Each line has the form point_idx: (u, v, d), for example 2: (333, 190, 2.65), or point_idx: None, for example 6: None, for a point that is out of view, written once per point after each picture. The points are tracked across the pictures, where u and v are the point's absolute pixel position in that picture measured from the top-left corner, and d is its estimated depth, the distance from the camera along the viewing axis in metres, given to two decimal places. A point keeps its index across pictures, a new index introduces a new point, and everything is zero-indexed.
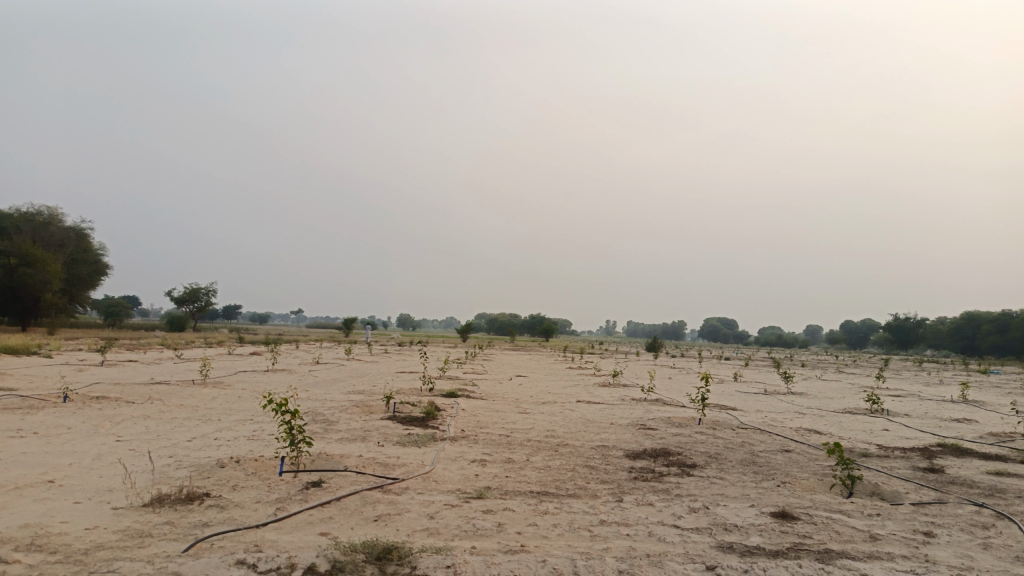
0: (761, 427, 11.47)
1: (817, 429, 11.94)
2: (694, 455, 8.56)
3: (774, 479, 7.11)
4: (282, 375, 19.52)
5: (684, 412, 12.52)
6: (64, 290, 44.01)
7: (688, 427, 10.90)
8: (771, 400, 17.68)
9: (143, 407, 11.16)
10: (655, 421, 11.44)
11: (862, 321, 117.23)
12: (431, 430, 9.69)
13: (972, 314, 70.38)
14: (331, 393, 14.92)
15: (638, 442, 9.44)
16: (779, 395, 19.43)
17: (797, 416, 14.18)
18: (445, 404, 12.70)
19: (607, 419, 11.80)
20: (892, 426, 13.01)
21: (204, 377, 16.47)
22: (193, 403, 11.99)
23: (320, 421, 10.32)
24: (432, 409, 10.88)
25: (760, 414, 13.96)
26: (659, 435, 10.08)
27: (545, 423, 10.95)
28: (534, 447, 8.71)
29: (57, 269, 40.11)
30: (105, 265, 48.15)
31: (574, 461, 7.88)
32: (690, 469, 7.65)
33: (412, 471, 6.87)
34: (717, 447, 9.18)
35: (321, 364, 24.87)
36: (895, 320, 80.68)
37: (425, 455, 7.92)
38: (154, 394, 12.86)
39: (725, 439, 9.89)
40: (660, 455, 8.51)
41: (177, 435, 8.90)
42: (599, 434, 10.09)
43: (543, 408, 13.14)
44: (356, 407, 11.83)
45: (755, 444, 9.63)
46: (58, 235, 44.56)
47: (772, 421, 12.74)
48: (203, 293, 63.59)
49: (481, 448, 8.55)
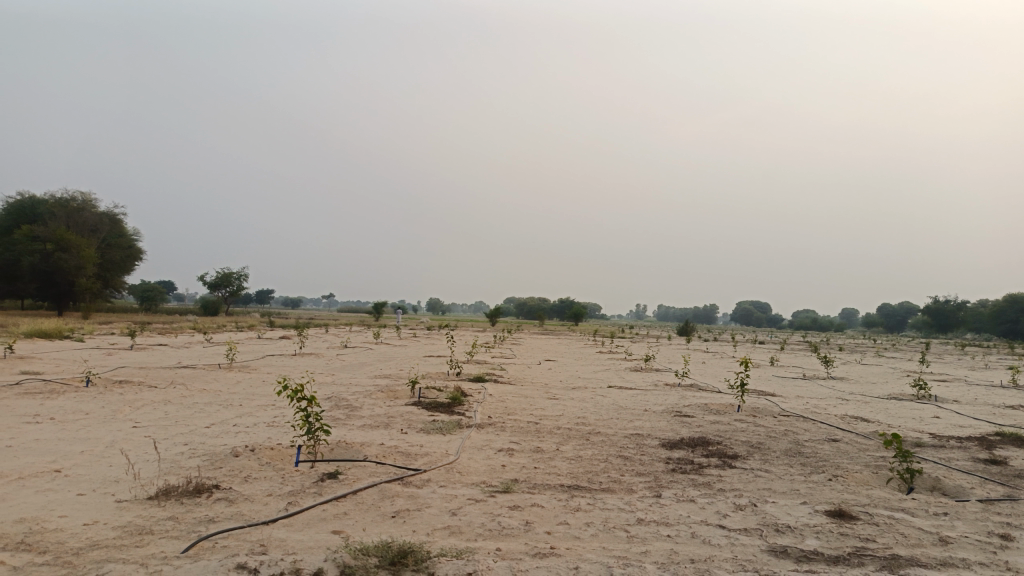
0: (804, 414, 10.89)
1: (865, 417, 11.31)
2: (735, 445, 8.06)
3: (825, 472, 6.59)
4: (309, 359, 19.35)
5: (721, 399, 11.98)
6: (99, 275, 44.59)
7: (726, 414, 10.38)
8: (811, 385, 17.05)
9: (166, 391, 10.97)
10: (691, 408, 10.92)
11: (900, 304, 114.47)
12: (457, 416, 9.31)
13: (1015, 296, 68.13)
14: (357, 377, 14.64)
15: (674, 430, 8.96)
16: (819, 380, 18.75)
17: (840, 402, 13.56)
18: (472, 389, 12.34)
19: (640, 405, 11.32)
20: (944, 413, 12.30)
21: (230, 361, 16.32)
22: (217, 387, 11.77)
23: (343, 407, 10.01)
24: (458, 395, 10.50)
25: (801, 400, 13.35)
26: (696, 423, 9.58)
27: (576, 409, 10.51)
28: (564, 435, 8.28)
29: (91, 254, 40.56)
30: (139, 250, 48.68)
31: (607, 451, 7.43)
32: (732, 461, 7.15)
33: (436, 461, 6.48)
34: (759, 436, 8.67)
35: (349, 348, 24.70)
36: (934, 302, 78.52)
37: (449, 444, 7.53)
38: (179, 378, 12.69)
39: (767, 427, 9.35)
40: (698, 444, 8.02)
41: (195, 422, 8.64)
42: (633, 421, 9.63)
43: (574, 393, 12.68)
44: (380, 392, 11.51)
45: (799, 432, 9.07)
46: (92, 221, 45.12)
47: (814, 408, 12.14)
48: (235, 278, 64.15)
49: (509, 436, 8.13)
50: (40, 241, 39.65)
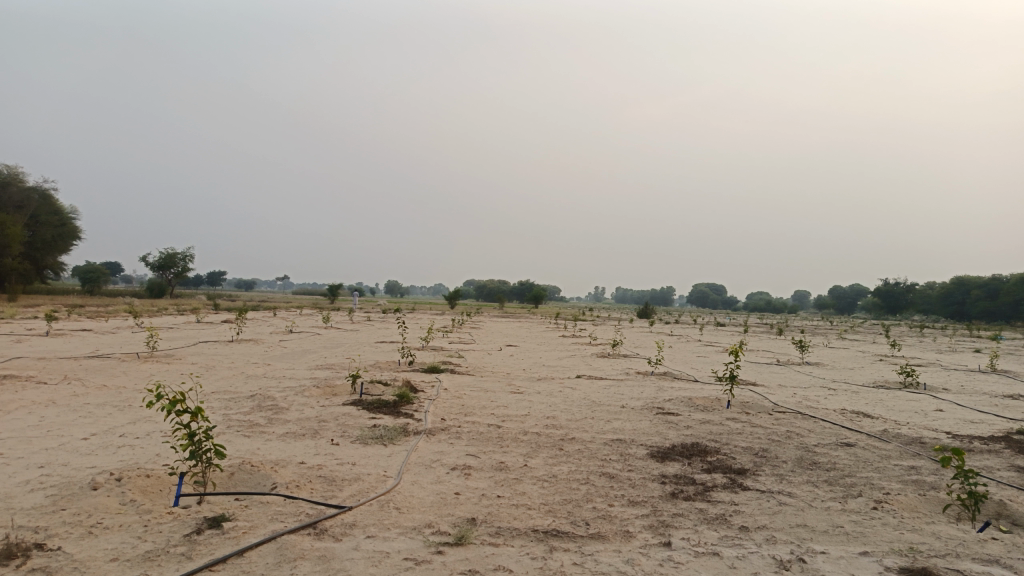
0: (802, 410, 9.59)
1: (866, 411, 10.09)
2: (738, 454, 6.69)
3: (864, 496, 5.23)
4: (245, 346, 17.46)
5: (706, 391, 10.63)
6: (27, 254, 41.44)
7: (715, 411, 9.00)
8: (788, 372, 15.92)
9: (53, 390, 9.10)
10: (674, 404, 9.54)
11: (853, 286, 116.22)
12: (403, 420, 7.75)
13: (963, 278, 69.08)
14: (295, 369, 12.90)
15: (660, 434, 7.54)
16: (795, 366, 17.65)
17: (830, 393, 12.36)
18: (424, 382, 10.79)
19: (615, 401, 9.89)
20: (946, 405, 11.16)
21: (151, 350, 14.39)
22: (121, 384, 9.95)
23: (266, 408, 8.34)
24: (406, 393, 8.94)
25: (788, 391, 12.10)
26: (684, 423, 8.18)
27: (543, 407, 9.02)
28: (532, 444, 6.79)
29: (18, 231, 37.49)
30: (75, 229, 45.61)
31: (587, 467, 5.98)
32: (742, 479, 5.77)
33: (367, 491, 4.94)
34: (761, 441, 7.33)
35: (294, 333, 22.86)
36: (885, 285, 79.43)
37: (388, 461, 5.97)
38: (80, 372, 10.81)
39: (766, 428, 7.99)
40: (693, 454, 6.63)
41: (71, 431, 6.86)
42: (611, 422, 8.18)
43: (539, 386, 11.20)
44: (315, 388, 9.84)
45: (806, 435, 7.74)
46: (17, 196, 41.97)
47: (808, 401, 10.87)
48: (180, 259, 61.17)
49: (464, 447, 6.61)
50: None
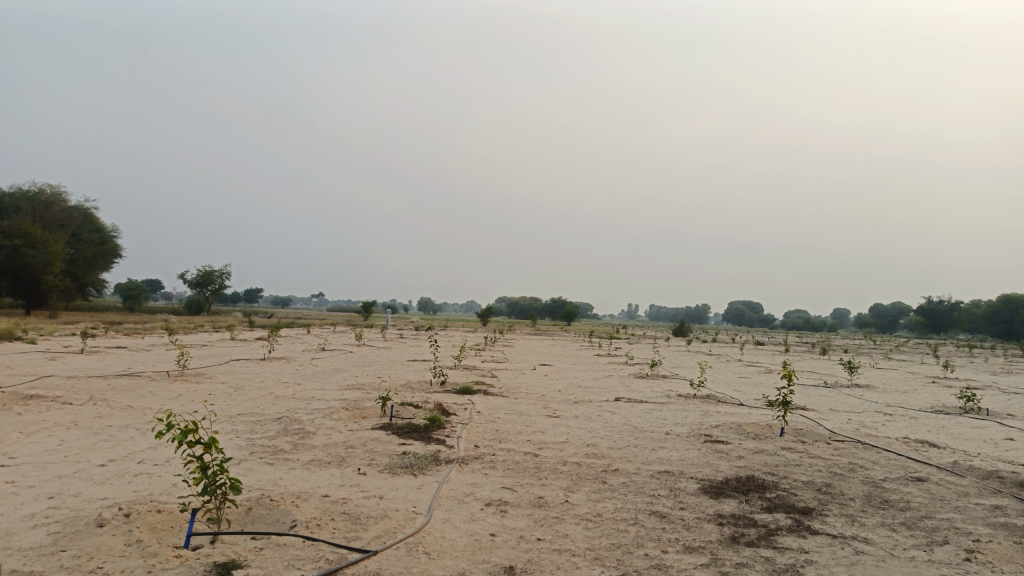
0: (861, 438, 8.92)
1: (930, 440, 9.37)
2: (800, 491, 6.09)
3: (952, 544, 4.62)
4: (276, 365, 17.21)
5: (755, 417, 10.00)
6: (69, 272, 42.16)
7: (767, 440, 8.40)
8: (838, 396, 15.14)
9: (77, 410, 8.86)
10: (721, 431, 8.94)
11: (894, 304, 113.23)
12: (435, 447, 7.32)
13: (1011, 296, 66.62)
14: (326, 389, 12.56)
15: (711, 466, 6.97)
16: (844, 388, 16.83)
17: (887, 418, 11.61)
18: (456, 404, 10.34)
19: (658, 427, 9.33)
20: (1016, 434, 10.36)
21: (181, 369, 14.19)
22: (147, 404, 9.67)
23: (292, 432, 7.97)
24: (439, 417, 8.51)
25: (842, 417, 11.40)
26: (735, 453, 7.60)
27: (582, 433, 8.52)
28: (573, 477, 6.29)
29: (60, 250, 38.15)
30: (115, 247, 46.38)
31: (634, 504, 5.46)
32: (808, 520, 5.19)
33: (395, 531, 4.50)
34: (822, 475, 6.73)
35: (327, 351, 22.62)
36: (929, 303, 77.12)
37: (418, 494, 5.53)
38: (107, 392, 10.58)
39: (825, 459, 7.38)
40: (750, 489, 6.06)
41: (89, 457, 6.55)
42: (656, 451, 7.64)
43: (577, 409, 10.68)
44: (344, 411, 9.45)
45: (872, 468, 7.10)
46: (60, 215, 42.78)
47: (865, 427, 10.17)
48: (217, 276, 61.74)
49: (500, 478, 6.14)
50: (4, 236, 37.29)
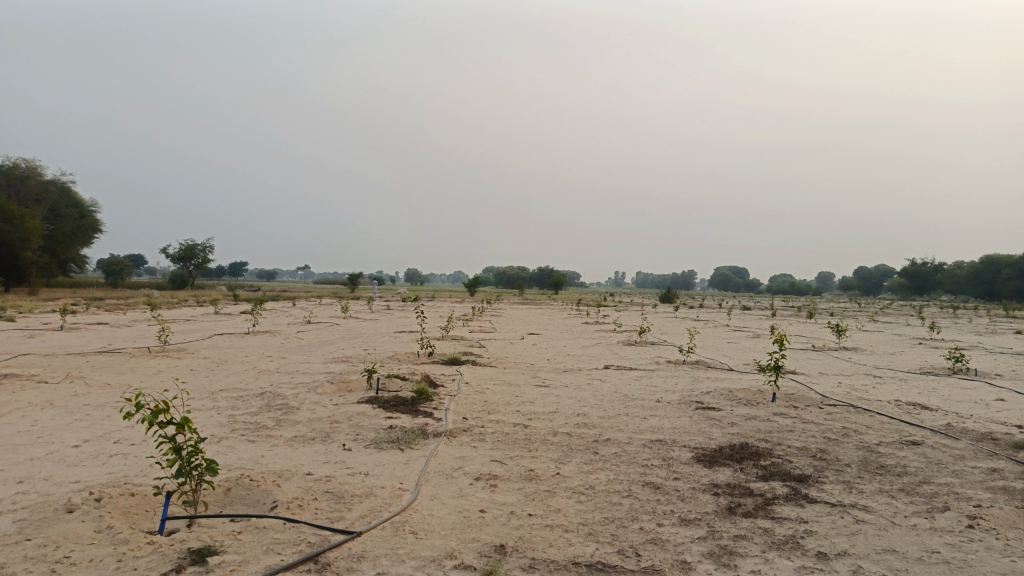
0: (853, 402, 8.83)
1: (922, 402, 9.30)
2: (795, 457, 5.97)
3: (953, 511, 4.52)
4: (261, 339, 16.96)
5: (746, 383, 9.90)
6: (47, 247, 41.40)
7: (760, 405, 8.28)
8: (827, 359, 15.10)
9: (53, 389, 8.60)
10: (712, 397, 8.83)
11: (878, 266, 113.92)
12: (423, 420, 7.14)
13: (993, 257, 67.06)
14: (311, 362, 12.34)
15: (704, 433, 6.85)
16: (832, 351, 16.81)
17: (877, 381, 11.56)
18: (444, 375, 10.17)
19: (649, 394, 9.21)
20: (1006, 394, 10.33)
21: (163, 345, 13.90)
22: (126, 382, 9.42)
23: (275, 407, 7.77)
24: (425, 389, 8.33)
25: (833, 380, 11.33)
26: (727, 420, 7.49)
27: (572, 403, 8.37)
28: (564, 448, 6.14)
29: (37, 225, 37.40)
30: (95, 221, 45.54)
31: (627, 476, 5.31)
32: (805, 488, 5.07)
33: (380, 509, 4.32)
34: (817, 440, 6.61)
35: (313, 324, 22.35)
36: (912, 265, 77.57)
37: (404, 470, 5.36)
38: (85, 369, 10.31)
39: (819, 424, 7.28)
40: (744, 457, 5.94)
41: (62, 438, 6.32)
42: (648, 419, 7.52)
43: (566, 378, 10.54)
44: (329, 384, 9.25)
45: (866, 433, 7.00)
46: (36, 189, 41.88)
47: (857, 391, 10.09)
48: (200, 250, 60.86)
49: (489, 451, 5.98)
50: None
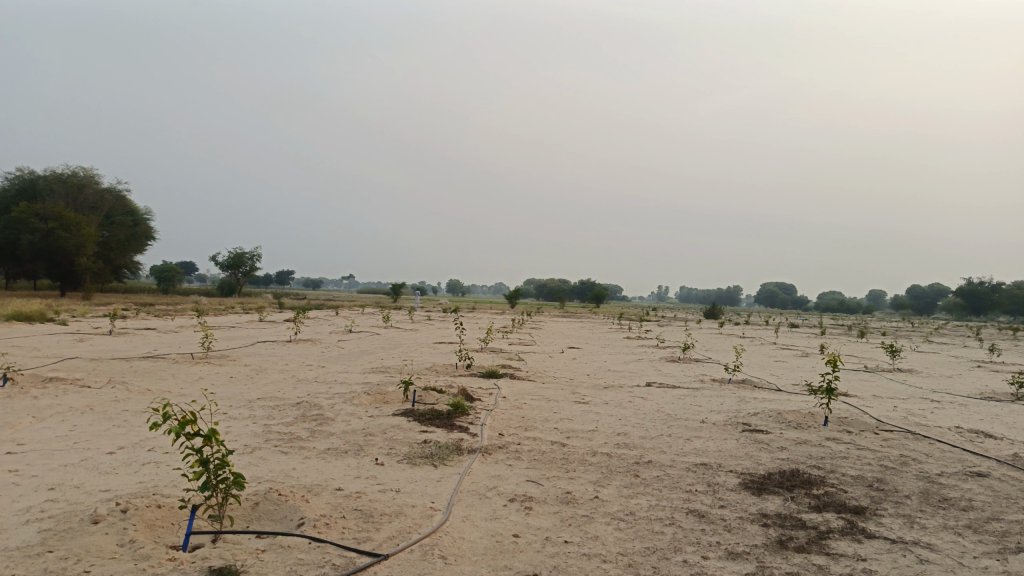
0: (910, 428, 8.36)
1: (984, 430, 8.77)
2: (850, 487, 5.62)
3: None
4: (301, 347, 17.02)
5: (795, 405, 9.48)
6: (102, 254, 42.58)
7: (811, 429, 7.89)
8: (880, 381, 14.49)
9: (94, 394, 8.66)
10: (760, 419, 8.46)
11: (932, 285, 110.38)
12: (458, 435, 6.96)
13: None
14: (349, 372, 12.28)
15: (751, 458, 6.51)
16: (885, 373, 16.15)
17: (935, 406, 10.99)
18: (482, 389, 9.99)
19: (693, 414, 8.87)
20: None
21: (205, 351, 14.01)
22: (165, 388, 9.46)
23: (310, 418, 7.68)
24: (462, 403, 8.16)
25: (888, 404, 10.81)
26: (776, 444, 7.13)
27: (612, 421, 8.10)
28: (603, 469, 5.89)
29: (92, 231, 38.48)
30: (148, 228, 46.73)
31: (669, 502, 5.04)
32: (862, 522, 4.73)
33: (410, 531, 4.14)
34: (873, 469, 6.23)
35: (353, 334, 22.43)
36: (968, 284, 74.86)
37: (437, 488, 5.17)
38: (128, 375, 10.40)
39: (874, 452, 6.88)
40: (795, 485, 5.61)
41: (98, 444, 6.31)
42: (692, 441, 7.21)
43: (606, 395, 10.25)
44: (365, 395, 9.14)
45: (926, 463, 6.58)
46: (93, 197, 43.15)
47: (914, 416, 9.58)
48: (247, 258, 61.95)
49: (525, 471, 5.77)
50: (39, 218, 37.73)
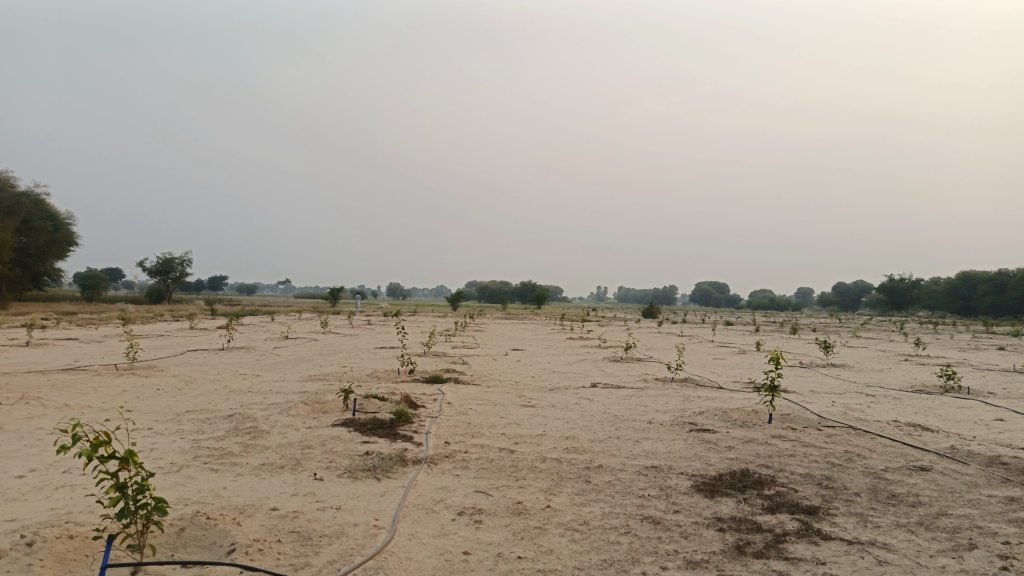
0: (851, 423, 8.47)
1: (920, 423, 8.96)
2: (800, 486, 5.59)
3: (981, 549, 4.14)
4: (235, 355, 16.33)
5: (739, 402, 9.51)
6: (18, 261, 40.22)
7: (757, 428, 7.89)
8: (816, 377, 14.76)
9: (4, 412, 8.00)
10: (706, 418, 8.43)
11: (857, 282, 114.75)
12: (401, 445, 6.68)
13: (969, 273, 67.56)
14: (285, 380, 11.79)
15: (701, 459, 6.44)
16: (820, 368, 16.49)
17: (871, 400, 11.23)
18: (425, 395, 9.70)
19: (640, 415, 8.79)
20: (1004, 413, 10.03)
21: (130, 362, 13.26)
22: (85, 403, 8.83)
23: (243, 431, 7.25)
24: (405, 410, 7.85)
25: (826, 399, 10.97)
26: (724, 443, 7.10)
27: (560, 425, 7.95)
28: (554, 476, 5.71)
29: (8, 237, 36.33)
30: (69, 234, 44.43)
31: (624, 509, 4.88)
32: (817, 522, 4.67)
33: (352, 553, 3.87)
34: (820, 466, 6.24)
35: (290, 340, 21.68)
36: (890, 281, 78.05)
37: (379, 504, 4.89)
38: (43, 389, 9.69)
39: (820, 449, 6.90)
40: (747, 486, 5.54)
41: (6, 467, 5.77)
42: (641, 443, 7.10)
43: (552, 398, 10.09)
44: (303, 405, 8.74)
45: (871, 458, 6.63)
46: (8, 201, 40.73)
47: (852, 410, 9.75)
48: (177, 264, 59.68)
49: (473, 480, 5.54)
50: None
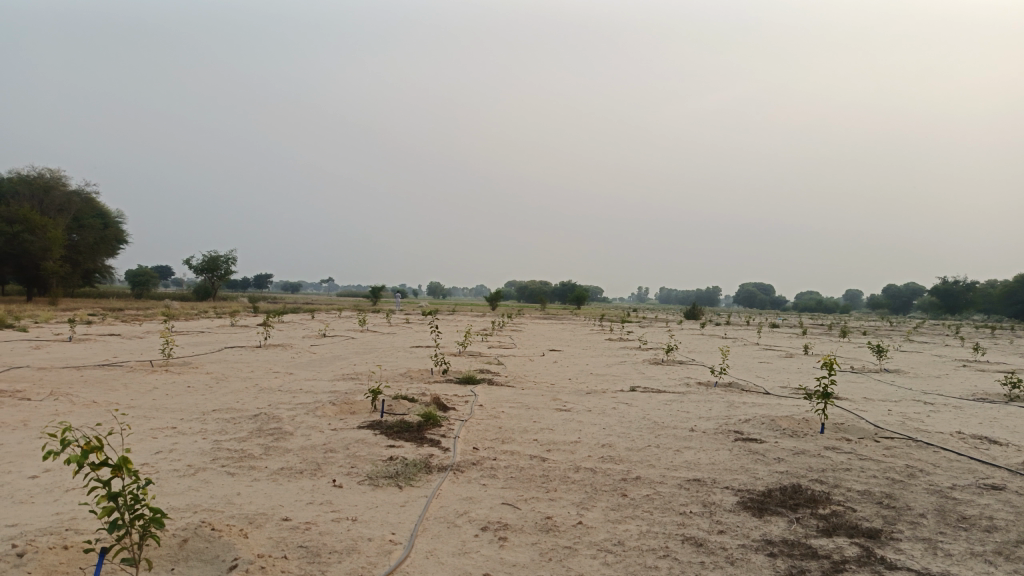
0: (911, 434, 7.87)
1: (986, 435, 8.30)
2: (858, 505, 5.09)
3: None
4: (271, 353, 16.26)
5: (788, 410, 8.97)
6: (69, 258, 41.27)
7: (807, 438, 7.37)
8: (869, 383, 14.02)
9: (32, 409, 7.91)
10: (753, 427, 7.93)
11: (907, 284, 111.28)
12: (427, 450, 6.35)
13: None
14: (317, 380, 11.60)
15: (747, 472, 5.97)
16: (872, 374, 15.72)
17: (930, 409, 10.54)
18: (457, 397, 9.39)
19: (681, 422, 8.33)
20: None
21: (166, 359, 13.24)
22: (113, 400, 8.71)
23: (266, 432, 7.02)
24: (433, 413, 7.53)
25: (881, 408, 10.34)
26: (773, 455, 6.62)
27: (595, 431, 7.54)
28: (588, 488, 5.32)
29: (60, 234, 37.29)
30: (118, 232, 45.46)
31: (663, 527, 4.46)
32: (879, 549, 4.18)
33: (363, 572, 3.54)
34: (880, 483, 5.72)
35: (328, 338, 21.64)
36: (943, 284, 75.41)
37: (398, 516, 4.55)
38: (75, 386, 9.63)
39: (878, 463, 6.37)
40: (799, 505, 5.06)
41: (21, 466, 5.60)
42: (682, 452, 6.66)
43: (589, 402, 9.68)
44: (331, 405, 8.49)
45: (935, 474, 6.07)
46: (60, 200, 41.83)
47: (910, 420, 9.12)
48: (223, 262, 60.77)
49: (500, 491, 5.18)
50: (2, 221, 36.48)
